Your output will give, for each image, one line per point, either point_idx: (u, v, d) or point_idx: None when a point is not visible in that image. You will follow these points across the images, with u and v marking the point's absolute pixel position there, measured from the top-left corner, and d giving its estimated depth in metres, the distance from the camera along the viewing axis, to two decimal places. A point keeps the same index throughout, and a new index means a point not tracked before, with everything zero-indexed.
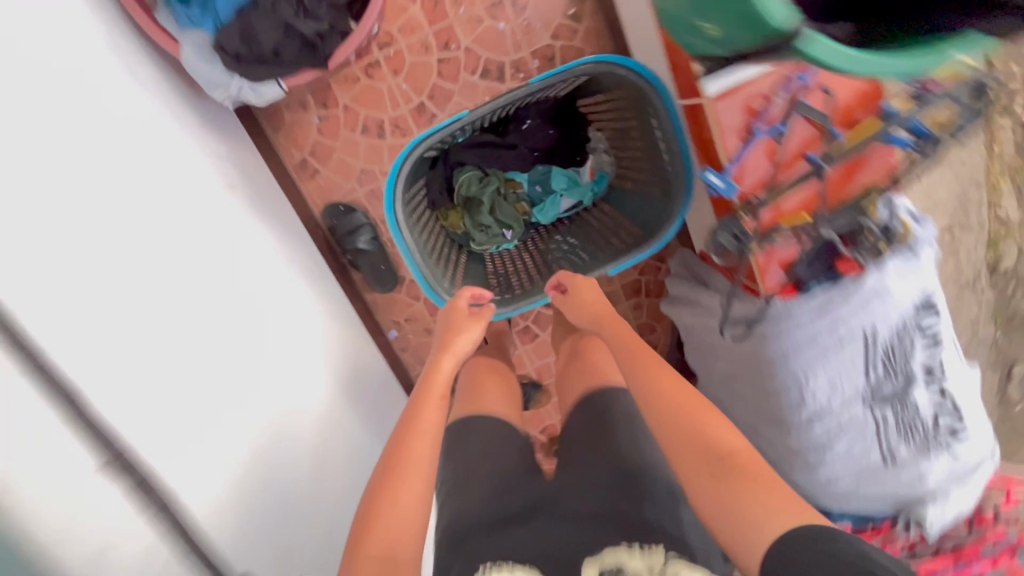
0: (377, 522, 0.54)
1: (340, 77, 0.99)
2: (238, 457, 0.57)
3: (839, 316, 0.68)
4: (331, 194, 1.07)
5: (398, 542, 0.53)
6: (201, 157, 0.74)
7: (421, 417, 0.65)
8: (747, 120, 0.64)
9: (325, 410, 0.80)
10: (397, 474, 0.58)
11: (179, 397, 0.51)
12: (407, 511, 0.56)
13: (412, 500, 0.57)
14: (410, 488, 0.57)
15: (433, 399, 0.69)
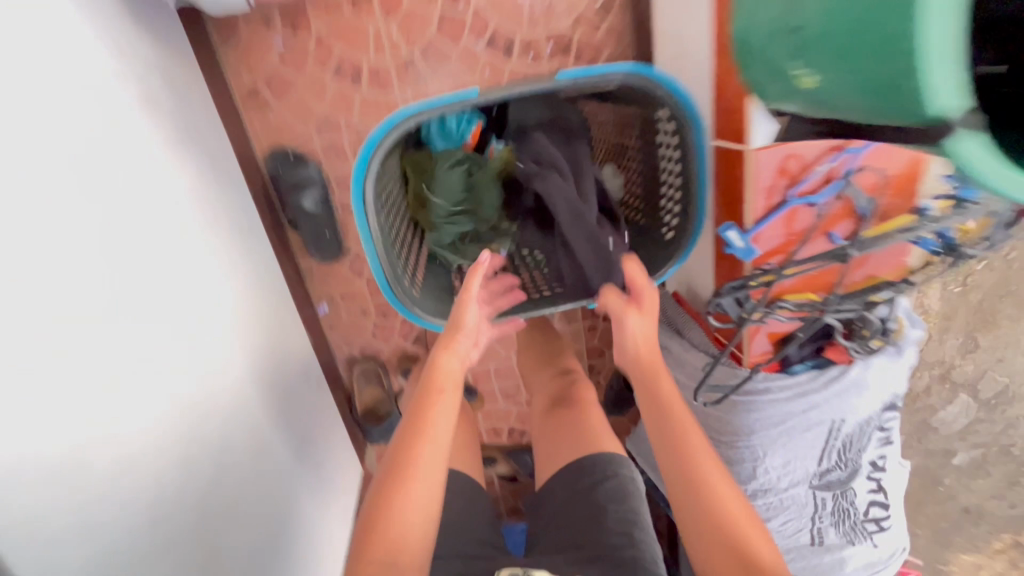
0: (377, 532, 0.50)
1: (319, 2, 0.82)
2: (116, 475, 0.46)
3: (815, 402, 0.66)
4: (281, 137, 0.90)
5: (402, 555, 0.50)
6: (118, 69, 0.57)
7: (426, 419, 0.56)
8: (781, 183, 0.58)
9: (233, 397, 0.67)
10: (394, 492, 0.52)
11: (52, 406, 0.40)
12: (416, 521, 0.51)
13: (422, 507, 0.52)
14: (413, 501, 0.52)
15: (442, 392, 0.59)
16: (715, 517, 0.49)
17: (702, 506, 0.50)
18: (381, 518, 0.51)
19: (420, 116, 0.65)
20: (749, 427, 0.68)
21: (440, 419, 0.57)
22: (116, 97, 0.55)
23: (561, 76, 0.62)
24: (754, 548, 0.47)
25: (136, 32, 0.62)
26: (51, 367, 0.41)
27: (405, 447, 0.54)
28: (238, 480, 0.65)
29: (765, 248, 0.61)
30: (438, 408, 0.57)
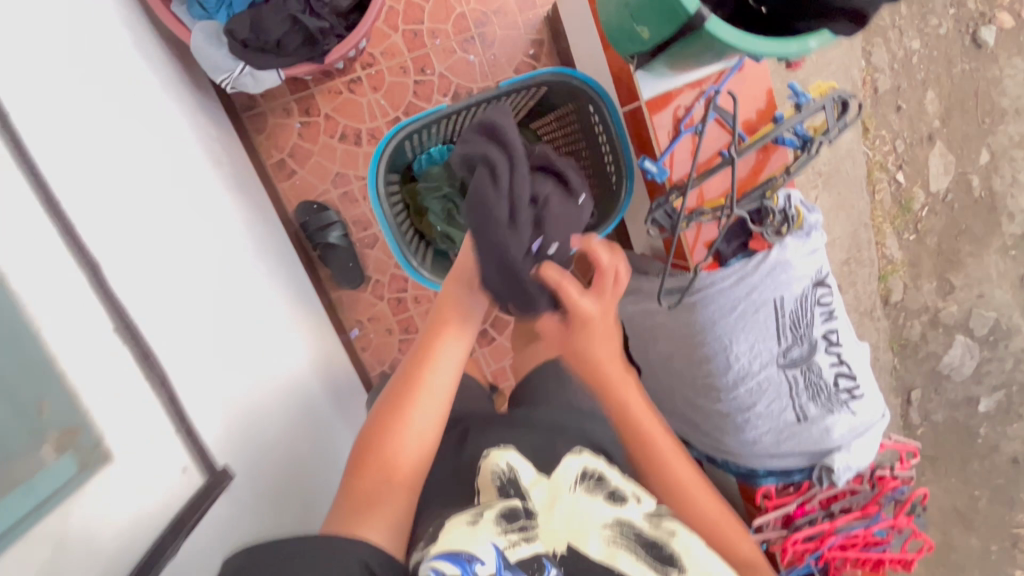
0: (376, 456, 0.56)
1: (324, 90, 1.10)
2: (232, 398, 0.61)
3: (753, 284, 0.82)
4: (306, 194, 1.14)
5: (396, 475, 0.55)
6: (195, 138, 0.80)
7: (429, 356, 0.61)
8: (675, 124, 0.82)
9: (297, 375, 0.82)
10: (392, 421, 0.57)
11: (187, 335, 0.57)
12: (414, 444, 0.57)
13: (418, 435, 0.58)
14: (411, 427, 0.58)
15: (450, 328, 0.63)
16: (680, 499, 0.64)
17: (674, 498, 0.64)
18: (381, 440, 0.57)
19: (409, 129, 0.87)
20: (708, 319, 0.84)
21: (446, 354, 0.62)
22: (194, 155, 0.77)
23: (501, 83, 0.84)
24: (706, 513, 0.63)
25: (206, 118, 0.87)
26: (183, 311, 0.58)
27: (409, 379, 0.60)
28: (307, 440, 0.78)
29: (678, 172, 0.83)
30: (445, 346, 0.62)
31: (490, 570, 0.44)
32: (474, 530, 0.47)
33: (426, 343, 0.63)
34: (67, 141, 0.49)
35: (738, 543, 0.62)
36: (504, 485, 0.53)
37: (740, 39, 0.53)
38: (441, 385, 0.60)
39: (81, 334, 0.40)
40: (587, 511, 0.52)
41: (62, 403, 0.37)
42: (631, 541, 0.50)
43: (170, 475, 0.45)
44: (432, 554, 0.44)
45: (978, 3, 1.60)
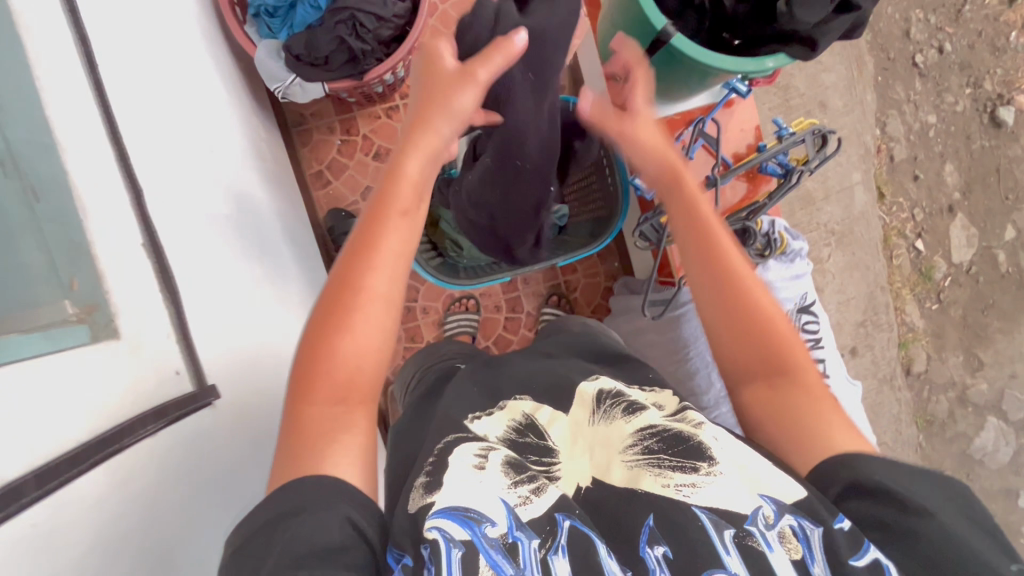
0: (321, 374, 0.52)
1: (365, 113, 1.25)
2: (237, 340, 0.68)
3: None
4: (337, 203, 1.26)
5: (353, 394, 0.53)
6: (244, 132, 0.93)
7: (379, 247, 0.55)
8: None
9: None
10: (342, 321, 0.53)
11: (206, 274, 0.65)
12: (364, 348, 0.53)
13: (365, 347, 0.53)
14: (357, 342, 0.53)
15: (399, 220, 0.56)
16: (751, 316, 0.59)
17: (733, 312, 0.59)
18: (328, 359, 0.52)
19: None
20: (690, 334, 0.88)
21: (389, 248, 0.55)
22: (241, 145, 0.90)
23: None
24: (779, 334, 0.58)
25: (257, 121, 1.01)
26: (209, 256, 0.67)
27: (352, 284, 0.53)
28: None
29: None
30: (387, 240, 0.55)
31: (501, 529, 0.48)
32: (480, 475, 0.53)
33: (371, 230, 0.56)
34: (137, 100, 0.60)
35: (803, 375, 0.57)
36: (520, 432, 0.60)
37: (703, 55, 0.62)
38: (386, 281, 0.55)
39: (114, 234, 0.49)
40: (609, 435, 0.58)
41: (90, 277, 0.45)
42: (654, 453, 0.54)
43: (164, 372, 0.51)
44: (435, 511, 0.48)
45: (995, 84, 1.62)
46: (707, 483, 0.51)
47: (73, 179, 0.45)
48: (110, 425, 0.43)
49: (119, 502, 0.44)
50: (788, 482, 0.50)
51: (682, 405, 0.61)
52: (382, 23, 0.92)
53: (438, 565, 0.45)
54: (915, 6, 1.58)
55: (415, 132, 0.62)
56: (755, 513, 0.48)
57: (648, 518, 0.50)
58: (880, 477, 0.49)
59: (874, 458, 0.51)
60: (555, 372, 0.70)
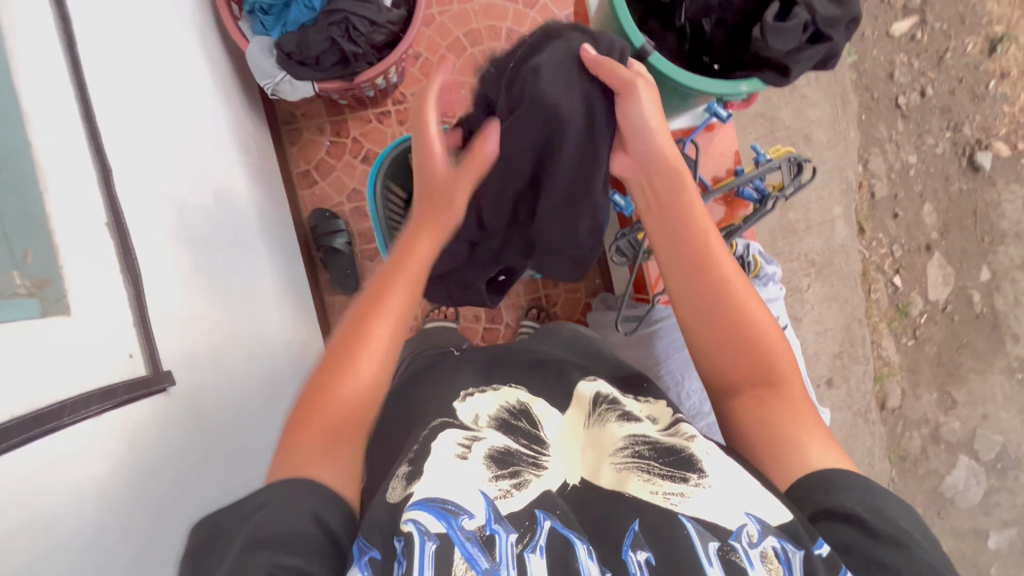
0: (316, 413, 0.54)
1: (356, 117, 1.26)
2: (199, 329, 0.67)
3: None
4: (322, 203, 1.26)
5: (343, 435, 0.55)
6: (230, 125, 0.93)
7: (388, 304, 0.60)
8: None
9: (270, 345, 0.88)
10: (346, 368, 0.56)
11: (171, 261, 0.64)
12: (359, 396, 0.56)
13: (361, 391, 0.56)
14: (354, 387, 0.56)
15: (402, 283, 0.63)
16: (739, 324, 0.59)
17: (721, 318, 0.59)
18: (326, 399, 0.55)
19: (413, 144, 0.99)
20: (664, 350, 0.87)
21: (396, 305, 0.61)
22: (225, 138, 0.90)
23: None
24: (767, 342, 0.58)
25: (244, 116, 1.01)
26: (175, 244, 0.66)
27: (355, 336, 0.58)
28: (264, 397, 0.81)
29: None
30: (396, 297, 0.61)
31: (478, 522, 0.48)
32: (462, 466, 0.53)
33: (383, 290, 0.62)
34: (116, 81, 0.60)
35: (788, 386, 0.57)
36: (512, 415, 0.62)
37: (679, 75, 0.64)
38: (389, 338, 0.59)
39: (76, 210, 0.48)
40: (601, 436, 0.59)
41: (46, 250, 0.44)
42: (644, 459, 0.54)
43: (116, 354, 0.50)
44: (413, 502, 0.49)
45: (973, 129, 1.66)
46: (695, 493, 0.50)
47: (36, 151, 0.45)
48: (47, 403, 0.42)
49: (54, 483, 0.43)
50: (775, 505, 0.50)
51: (676, 418, 0.61)
52: (376, 28, 0.93)
53: (411, 559, 0.45)
54: (899, 50, 1.63)
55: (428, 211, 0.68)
56: (739, 530, 0.48)
57: (632, 522, 0.50)
58: (850, 502, 0.49)
59: (847, 481, 0.51)
60: (540, 368, 0.73)
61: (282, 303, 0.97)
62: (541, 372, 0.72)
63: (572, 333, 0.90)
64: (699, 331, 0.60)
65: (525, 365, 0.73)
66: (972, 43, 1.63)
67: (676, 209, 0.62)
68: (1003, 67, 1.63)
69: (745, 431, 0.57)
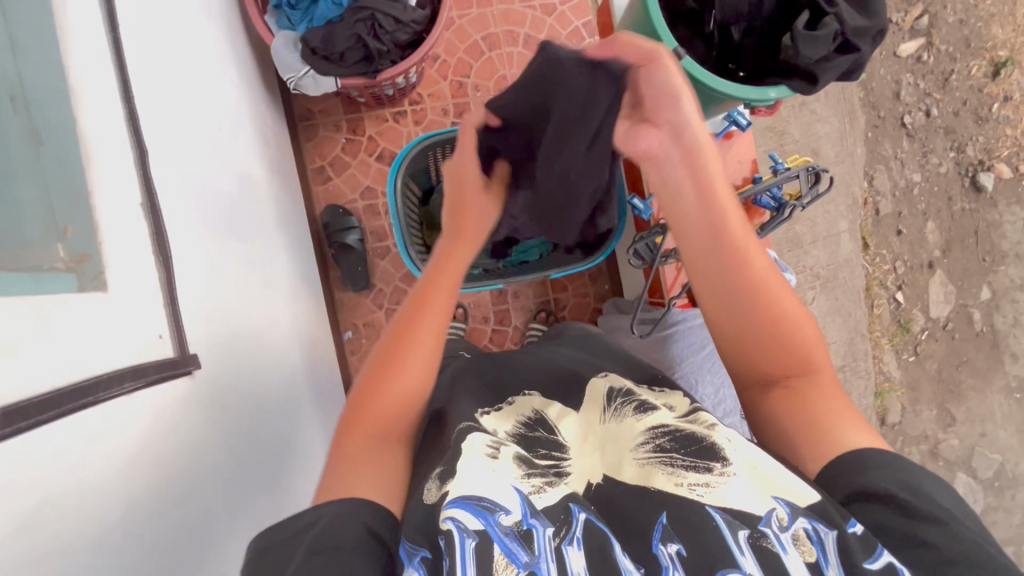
0: (368, 412, 0.55)
1: (373, 115, 1.26)
2: (222, 316, 0.67)
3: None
4: (335, 200, 1.26)
5: (391, 432, 0.56)
6: (251, 117, 0.93)
7: (432, 304, 0.61)
8: None
9: (286, 337, 0.88)
10: (393, 366, 0.57)
11: (199, 246, 0.64)
12: (408, 394, 0.57)
13: (409, 393, 0.57)
14: (404, 386, 0.57)
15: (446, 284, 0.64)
16: (775, 318, 0.57)
17: (755, 315, 0.57)
18: (380, 397, 0.56)
19: (430, 144, 1.00)
20: (678, 354, 0.90)
21: (441, 305, 0.62)
22: (247, 129, 0.90)
23: None
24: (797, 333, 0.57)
25: (265, 109, 1.01)
26: (202, 229, 0.66)
27: (405, 334, 0.59)
28: (278, 387, 0.81)
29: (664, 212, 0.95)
30: (439, 297, 0.62)
31: (515, 517, 0.47)
32: (494, 465, 0.52)
33: (424, 291, 0.63)
34: (152, 66, 0.61)
35: (820, 378, 0.56)
36: (529, 428, 0.61)
37: (708, 78, 0.65)
38: (433, 334, 0.60)
39: (116, 189, 0.48)
40: (620, 432, 0.59)
41: (85, 226, 0.44)
42: (667, 452, 0.54)
43: (147, 334, 0.50)
44: (450, 501, 0.48)
45: (977, 150, 1.68)
46: (720, 483, 0.50)
47: (81, 127, 0.45)
48: (85, 376, 0.42)
49: (91, 462, 0.42)
50: (801, 485, 0.49)
51: (693, 406, 0.60)
52: (400, 27, 0.94)
53: (452, 554, 0.44)
54: (906, 70, 1.64)
55: (465, 217, 0.71)
56: (768, 514, 0.47)
57: (660, 515, 0.50)
58: (883, 486, 0.48)
59: (881, 459, 0.50)
60: (555, 370, 0.74)
61: (296, 296, 0.97)
62: (554, 373, 0.73)
63: (586, 334, 0.90)
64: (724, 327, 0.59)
65: (538, 370, 0.74)
66: (977, 67, 1.64)
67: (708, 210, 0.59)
68: (1006, 90, 1.64)
69: (775, 426, 0.57)
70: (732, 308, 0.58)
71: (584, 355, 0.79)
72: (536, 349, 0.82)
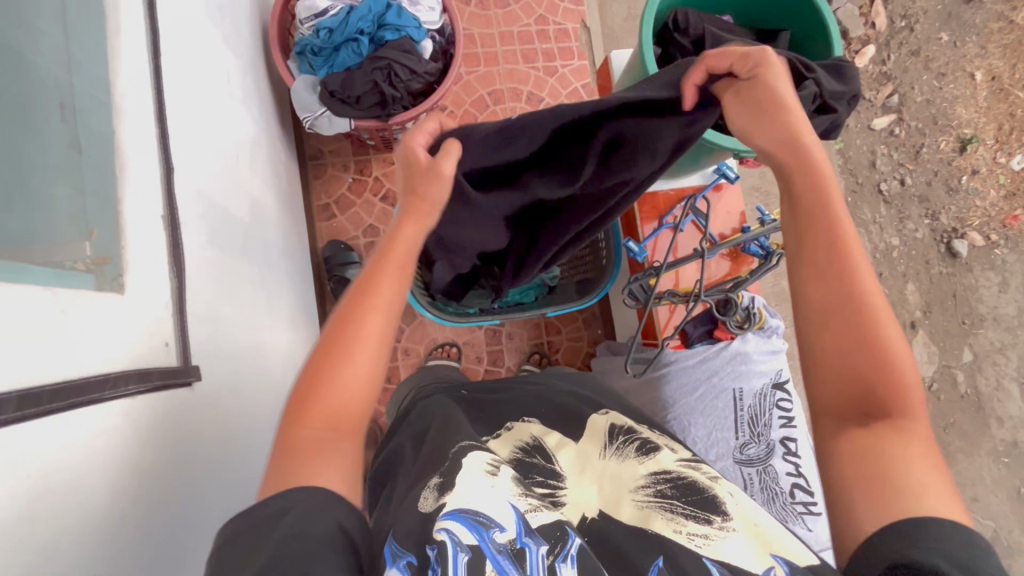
0: (312, 405, 0.49)
1: (380, 158, 1.32)
2: (224, 335, 0.67)
3: (714, 368, 0.91)
4: (337, 236, 1.29)
5: (343, 426, 0.50)
6: (265, 150, 0.97)
7: (376, 293, 0.54)
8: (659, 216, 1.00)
9: (281, 363, 0.88)
10: (338, 357, 0.51)
11: (209, 262, 0.66)
12: (354, 387, 0.51)
13: (360, 381, 0.51)
14: (344, 374, 0.50)
15: (392, 266, 0.57)
16: (874, 337, 0.48)
17: (856, 336, 0.49)
18: (324, 391, 0.50)
19: None
20: (671, 397, 0.91)
21: (386, 293, 0.55)
22: (261, 160, 0.94)
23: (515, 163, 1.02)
24: (900, 372, 0.48)
25: (278, 144, 1.06)
26: (213, 248, 0.68)
27: (348, 320, 0.52)
28: (269, 413, 0.80)
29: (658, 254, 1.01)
30: (378, 288, 0.55)
31: (510, 534, 0.46)
32: (492, 480, 0.51)
33: (367, 276, 0.56)
34: (184, 93, 0.65)
35: (912, 427, 0.47)
36: (527, 453, 0.61)
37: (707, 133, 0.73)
38: (378, 322, 0.53)
39: (142, 199, 0.51)
40: (621, 472, 0.57)
41: (110, 230, 0.46)
42: (667, 498, 0.52)
43: (151, 340, 0.50)
44: (444, 513, 0.47)
45: (950, 219, 1.77)
46: (719, 537, 0.48)
47: (120, 140, 0.49)
48: (93, 373, 0.42)
49: (86, 460, 0.41)
50: (799, 548, 0.47)
51: (695, 456, 0.59)
52: (414, 76, 1.01)
53: (444, 568, 0.42)
54: (880, 142, 1.76)
55: (417, 195, 0.61)
56: (766, 573, 0.45)
57: (657, 558, 0.46)
58: (941, 560, 0.39)
59: (939, 530, 0.41)
60: (554, 400, 0.73)
61: (293, 324, 0.98)
62: (549, 401, 0.72)
63: (582, 372, 0.89)
64: (830, 343, 0.50)
65: (537, 399, 0.74)
66: (945, 142, 1.76)
67: (818, 207, 0.53)
68: (973, 165, 1.76)
69: None
70: (838, 314, 0.50)
71: (582, 389, 0.79)
72: (531, 383, 0.82)
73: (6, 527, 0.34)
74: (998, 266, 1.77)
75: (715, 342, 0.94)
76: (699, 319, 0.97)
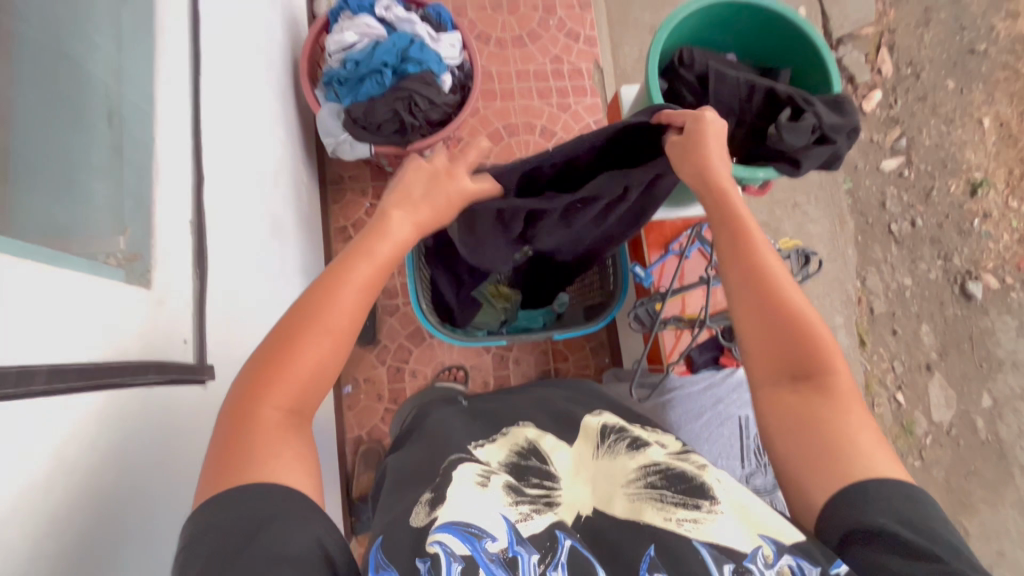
0: (276, 385, 0.48)
1: None
2: (236, 340, 0.69)
3: (719, 395, 0.92)
4: None
5: (305, 407, 0.50)
6: (289, 171, 1.02)
7: (354, 276, 0.53)
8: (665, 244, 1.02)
9: None
10: (304, 339, 0.49)
11: (229, 269, 0.69)
12: (320, 367, 0.50)
13: (327, 362, 0.51)
14: (309, 360, 0.50)
15: (376, 250, 0.55)
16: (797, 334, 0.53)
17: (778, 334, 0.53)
18: (289, 370, 0.49)
19: None
20: (677, 421, 0.90)
21: (364, 277, 0.54)
22: (285, 180, 0.99)
23: None
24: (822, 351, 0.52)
25: (301, 167, 1.11)
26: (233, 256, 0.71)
27: (323, 302, 0.51)
28: None
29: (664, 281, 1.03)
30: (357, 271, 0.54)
31: (501, 544, 0.46)
32: (481, 493, 0.51)
33: (347, 255, 0.54)
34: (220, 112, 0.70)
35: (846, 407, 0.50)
36: (522, 456, 0.60)
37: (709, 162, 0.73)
38: (352, 306, 0.52)
39: (174, 203, 0.54)
40: (613, 469, 0.57)
41: (142, 227, 0.49)
42: (657, 488, 0.52)
43: (171, 335, 0.53)
44: (438, 526, 0.46)
45: (963, 260, 1.76)
46: (709, 519, 0.47)
47: (159, 149, 0.53)
48: (116, 359, 0.44)
49: (101, 443, 0.43)
50: (786, 525, 0.46)
51: (686, 446, 0.59)
52: (433, 107, 1.07)
53: None
54: (890, 183, 1.78)
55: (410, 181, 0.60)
56: (755, 551, 0.44)
57: (648, 547, 0.46)
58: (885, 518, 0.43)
59: (887, 493, 0.44)
60: (554, 407, 0.74)
61: None
62: (549, 410, 0.73)
63: (587, 386, 0.88)
64: (754, 337, 0.55)
65: (538, 407, 0.74)
66: (956, 185, 1.77)
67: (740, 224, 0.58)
68: (985, 208, 1.76)
69: None
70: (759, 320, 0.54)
71: (582, 398, 0.79)
72: (533, 394, 0.82)
73: (24, 498, 0.36)
74: (1015, 309, 1.75)
75: (721, 369, 0.95)
76: (705, 345, 0.98)
